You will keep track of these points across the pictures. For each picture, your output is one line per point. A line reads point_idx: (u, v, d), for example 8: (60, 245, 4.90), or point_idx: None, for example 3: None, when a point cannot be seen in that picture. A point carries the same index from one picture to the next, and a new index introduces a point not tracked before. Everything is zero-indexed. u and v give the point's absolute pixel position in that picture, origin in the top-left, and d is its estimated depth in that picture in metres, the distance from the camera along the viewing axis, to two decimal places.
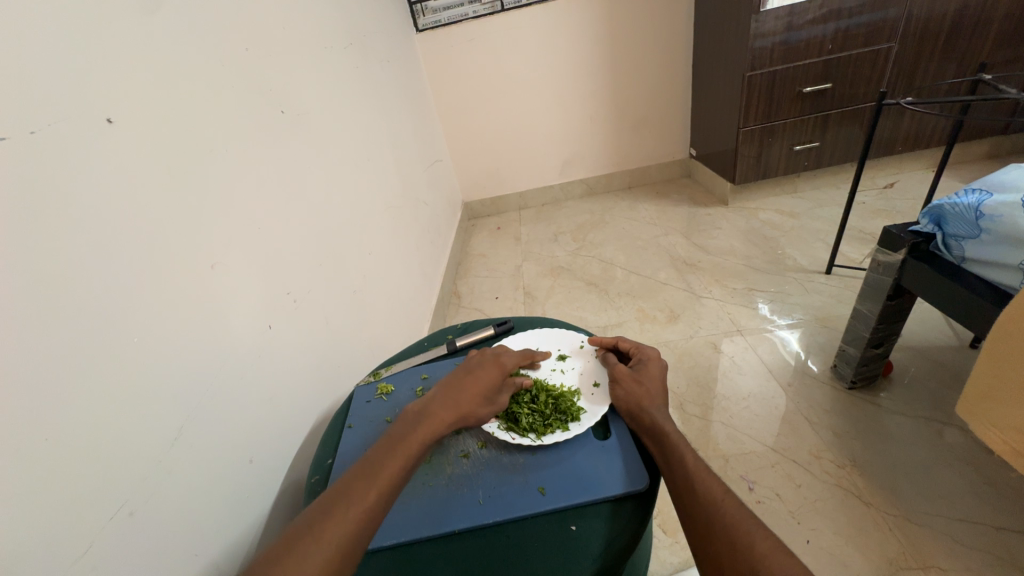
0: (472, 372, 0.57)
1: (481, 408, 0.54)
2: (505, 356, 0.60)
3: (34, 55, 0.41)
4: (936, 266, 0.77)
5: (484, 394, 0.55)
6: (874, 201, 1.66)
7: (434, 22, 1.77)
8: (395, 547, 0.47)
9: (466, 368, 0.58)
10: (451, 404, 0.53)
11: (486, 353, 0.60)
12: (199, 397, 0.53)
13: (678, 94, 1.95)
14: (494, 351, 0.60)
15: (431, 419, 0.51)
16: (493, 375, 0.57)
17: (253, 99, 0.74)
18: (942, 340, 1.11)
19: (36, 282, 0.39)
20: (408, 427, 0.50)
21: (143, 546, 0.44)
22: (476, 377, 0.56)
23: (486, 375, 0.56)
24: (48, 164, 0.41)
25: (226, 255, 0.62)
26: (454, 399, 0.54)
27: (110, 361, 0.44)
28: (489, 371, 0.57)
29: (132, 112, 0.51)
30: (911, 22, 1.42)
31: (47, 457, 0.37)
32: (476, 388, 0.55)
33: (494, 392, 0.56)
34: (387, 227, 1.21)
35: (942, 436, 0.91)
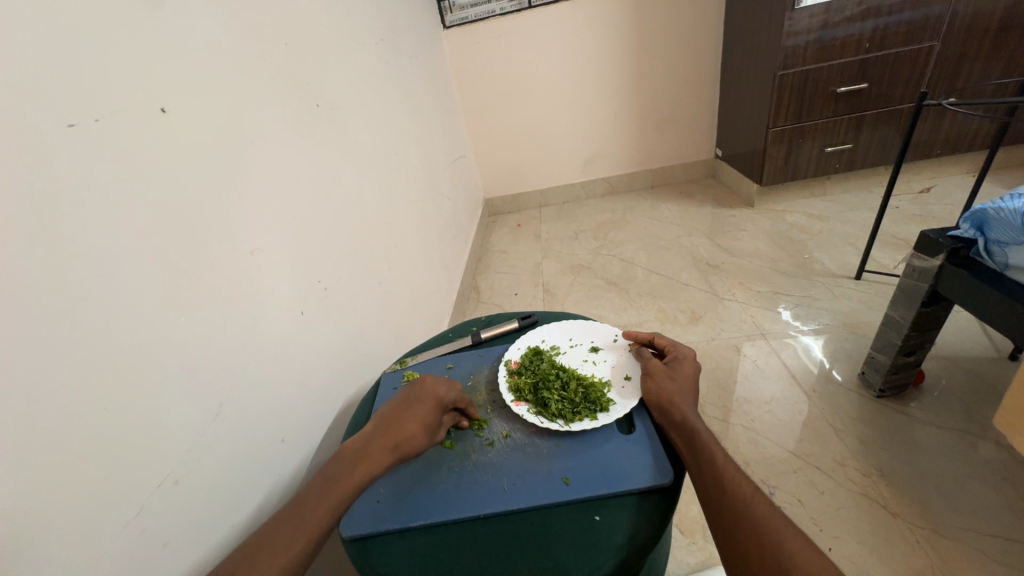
0: (410, 408, 0.54)
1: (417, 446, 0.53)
2: (443, 386, 0.58)
3: (98, 48, 0.44)
4: (975, 273, 0.75)
5: (421, 433, 0.54)
6: (908, 206, 1.60)
7: (461, 18, 1.79)
8: (421, 527, 0.49)
9: (401, 399, 0.56)
10: (389, 444, 0.51)
11: (424, 384, 0.57)
12: (237, 377, 0.56)
13: (705, 92, 1.92)
14: (431, 379, 0.58)
15: (365, 462, 0.49)
16: (431, 410, 0.55)
17: (290, 91, 0.76)
18: (978, 350, 1.07)
19: (98, 259, 0.41)
20: (346, 464, 0.49)
21: (188, 512, 0.47)
22: (411, 410, 0.54)
23: (424, 409, 0.55)
24: (111, 149, 0.44)
25: (263, 242, 0.64)
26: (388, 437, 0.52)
27: (161, 338, 0.46)
28: (427, 405, 0.55)
29: (183, 103, 0.53)
30: (955, 19, 1.36)
31: (105, 424, 0.40)
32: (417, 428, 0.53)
33: (432, 429, 0.55)
34: (412, 219, 1.23)
35: (976, 450, 0.88)
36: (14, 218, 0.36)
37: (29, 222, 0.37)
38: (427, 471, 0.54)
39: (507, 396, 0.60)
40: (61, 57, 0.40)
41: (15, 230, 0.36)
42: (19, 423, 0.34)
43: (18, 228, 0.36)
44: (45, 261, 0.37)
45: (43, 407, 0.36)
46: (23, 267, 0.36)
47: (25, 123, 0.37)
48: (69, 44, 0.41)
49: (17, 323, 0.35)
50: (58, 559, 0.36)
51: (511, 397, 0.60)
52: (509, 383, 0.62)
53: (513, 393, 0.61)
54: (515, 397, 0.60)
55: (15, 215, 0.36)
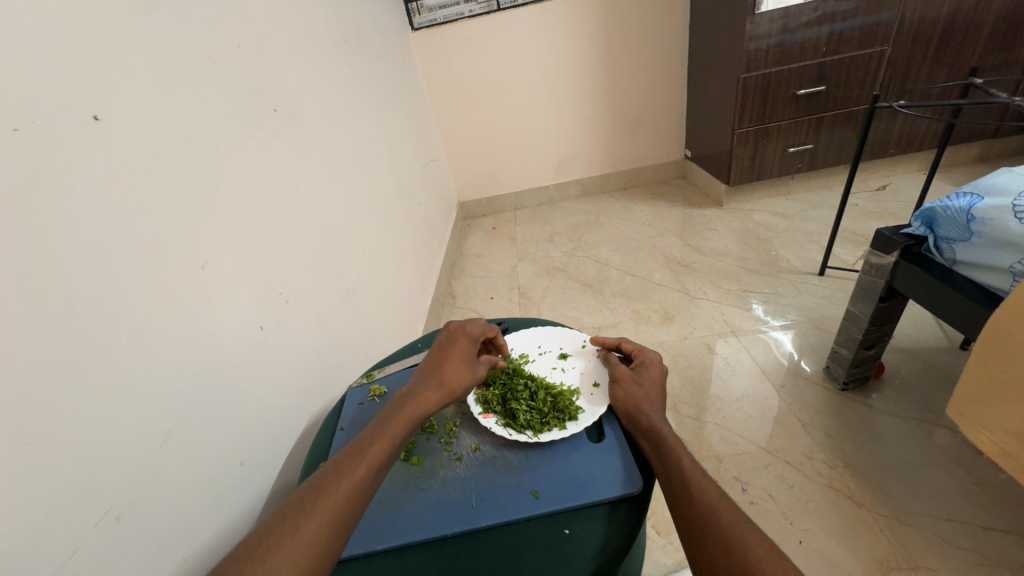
0: (450, 348, 0.58)
1: (463, 379, 0.56)
2: (472, 325, 0.62)
3: (18, 51, 0.40)
4: (927, 269, 0.78)
5: (463, 366, 0.57)
6: (866, 203, 1.67)
7: (430, 21, 1.76)
8: (387, 551, 0.47)
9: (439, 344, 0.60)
10: (436, 381, 0.54)
11: (453, 326, 0.62)
12: (188, 401, 0.53)
13: (673, 94, 1.96)
14: (462, 322, 0.62)
15: (417, 397, 0.53)
16: (468, 347, 0.59)
17: (243, 97, 0.72)
18: (932, 341, 1.12)
19: (19, 283, 0.38)
20: (398, 406, 0.52)
21: (134, 548, 0.44)
22: (447, 350, 0.58)
23: (461, 346, 0.58)
24: (36, 162, 0.41)
25: (215, 256, 0.61)
26: (435, 375, 0.55)
27: (100, 363, 0.43)
28: (463, 342, 0.59)
29: (119, 110, 0.50)
30: (903, 25, 1.43)
31: (36, 458, 0.37)
32: (457, 362, 0.57)
33: (471, 362, 0.58)
34: (381, 226, 1.20)
35: (933, 437, 0.92)
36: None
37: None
38: (394, 490, 0.52)
39: (475, 409, 0.59)
40: None
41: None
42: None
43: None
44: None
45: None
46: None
47: None
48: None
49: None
50: None
51: (478, 409, 0.58)
52: (476, 394, 0.61)
53: (481, 405, 0.59)
54: (482, 410, 0.59)
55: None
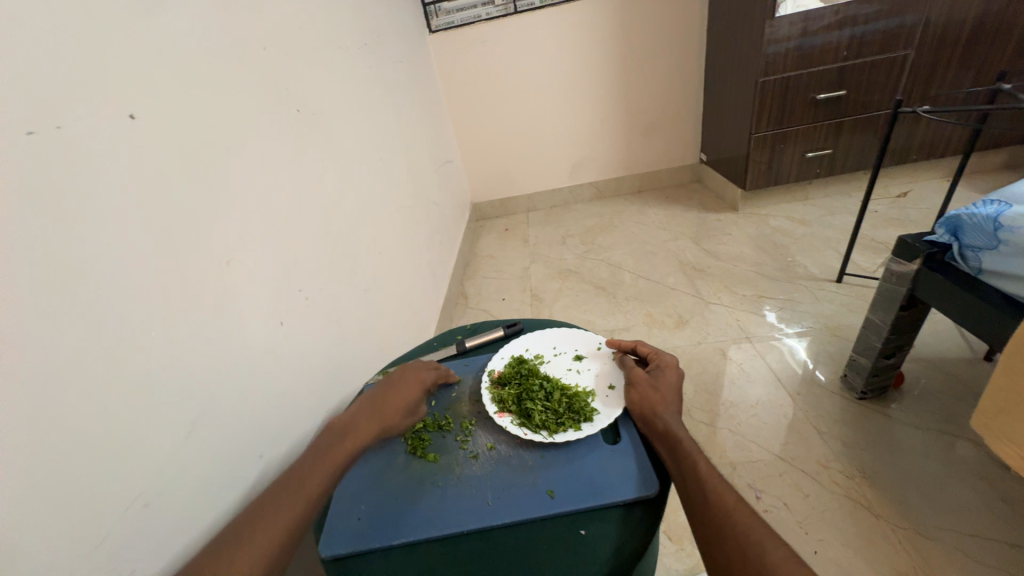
0: (395, 385, 0.59)
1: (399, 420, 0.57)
2: (425, 368, 0.63)
3: (62, 52, 0.42)
4: (951, 277, 0.76)
5: (404, 407, 0.58)
6: (886, 210, 1.64)
7: (447, 23, 1.78)
8: (404, 545, 0.47)
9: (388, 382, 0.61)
10: (373, 419, 0.55)
11: (407, 367, 0.63)
12: (213, 392, 0.54)
13: (689, 97, 1.95)
14: (415, 364, 0.63)
15: (351, 433, 0.54)
16: (414, 388, 0.60)
17: (267, 97, 0.74)
18: (955, 352, 1.10)
19: (60, 273, 0.40)
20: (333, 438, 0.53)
21: (160, 534, 0.45)
22: (393, 389, 0.59)
23: (408, 388, 0.59)
24: (75, 159, 0.42)
25: (240, 252, 0.63)
26: (374, 413, 0.56)
27: (130, 355, 0.45)
28: (410, 384, 0.60)
29: (152, 109, 0.51)
30: (927, 29, 1.40)
31: (68, 446, 0.38)
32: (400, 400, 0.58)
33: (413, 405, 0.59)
34: (397, 226, 1.22)
35: (955, 450, 0.90)
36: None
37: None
38: (410, 486, 0.53)
39: (490, 407, 0.59)
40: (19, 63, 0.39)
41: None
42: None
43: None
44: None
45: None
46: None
47: None
48: (23, 45, 0.39)
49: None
50: None
51: (494, 408, 0.59)
52: (492, 393, 0.61)
53: (496, 404, 0.60)
54: (497, 408, 0.59)
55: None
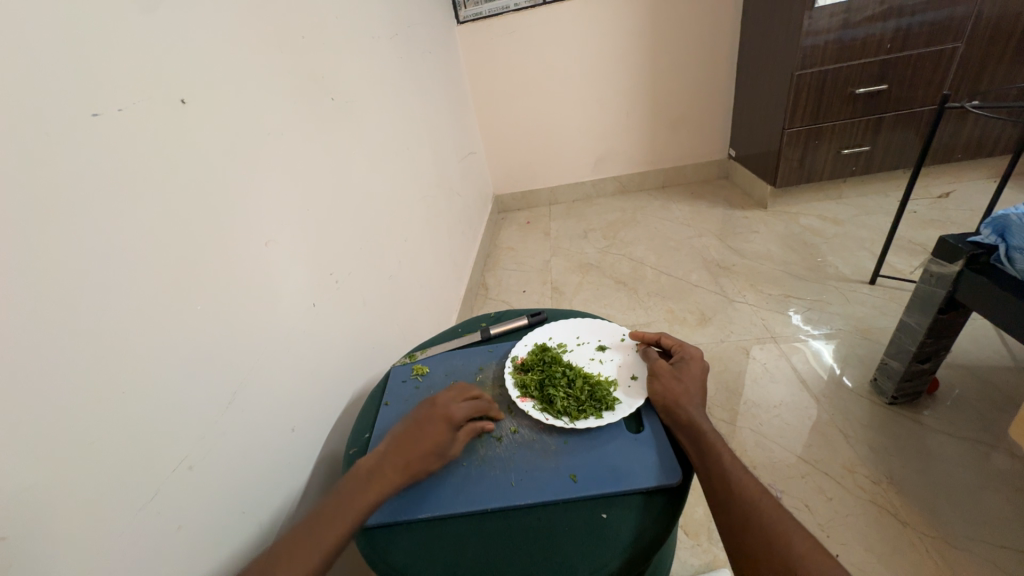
0: (417, 428, 0.52)
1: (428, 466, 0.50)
2: (454, 405, 0.54)
3: (119, 38, 0.44)
4: (996, 280, 0.73)
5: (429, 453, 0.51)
6: (926, 211, 1.57)
7: (475, 14, 1.79)
8: (430, 519, 0.49)
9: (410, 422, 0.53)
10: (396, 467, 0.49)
11: (433, 402, 0.54)
12: (250, 368, 0.57)
13: (720, 91, 1.90)
14: (442, 399, 0.55)
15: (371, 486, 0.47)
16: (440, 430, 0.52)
17: (304, 85, 0.76)
18: (994, 359, 1.05)
19: (117, 247, 0.42)
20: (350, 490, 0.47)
21: (203, 495, 0.48)
22: (418, 433, 0.51)
23: (433, 430, 0.51)
24: (130, 139, 0.44)
25: (277, 234, 0.65)
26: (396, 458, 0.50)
27: (176, 327, 0.47)
28: (437, 426, 0.52)
29: (202, 96, 0.54)
30: (981, 20, 1.33)
31: (122, 406, 0.41)
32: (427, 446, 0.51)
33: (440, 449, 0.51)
34: (422, 214, 1.24)
35: (990, 460, 0.87)
36: (23, 206, 0.35)
37: (38, 208, 0.36)
38: None
39: (513, 392, 0.60)
40: (83, 49, 0.41)
41: (23, 216, 0.35)
42: (28, 411, 0.34)
43: (30, 217, 0.36)
44: (57, 249, 0.37)
45: (55, 398, 0.36)
46: (32, 253, 0.36)
47: (47, 110, 0.37)
48: (83, 29, 0.41)
49: (25, 312, 0.35)
50: (70, 545, 0.36)
51: (516, 393, 0.60)
52: (515, 378, 0.63)
53: (519, 389, 0.61)
54: (520, 393, 0.60)
55: (25, 201, 0.35)
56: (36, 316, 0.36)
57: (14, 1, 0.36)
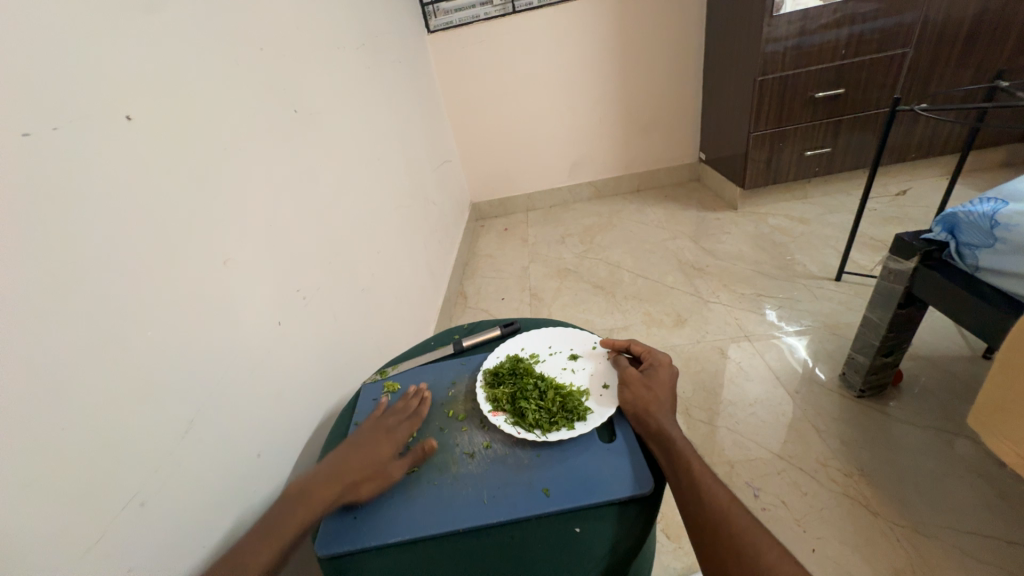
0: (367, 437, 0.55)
1: (370, 476, 0.52)
2: (397, 415, 0.58)
3: (52, 53, 0.42)
4: (948, 275, 0.76)
5: (377, 459, 0.53)
6: (885, 208, 1.64)
7: (446, 23, 1.79)
8: (400, 544, 0.48)
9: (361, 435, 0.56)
10: (342, 474, 0.51)
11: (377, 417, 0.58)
12: (208, 396, 0.54)
13: (688, 95, 1.94)
14: (389, 414, 0.59)
15: (318, 490, 0.49)
16: (385, 438, 0.55)
17: (265, 101, 0.75)
18: (953, 350, 1.10)
19: (51, 275, 0.39)
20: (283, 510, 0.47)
21: (157, 532, 0.45)
22: (365, 439, 0.55)
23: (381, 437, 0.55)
24: (67, 161, 0.42)
25: (237, 252, 0.63)
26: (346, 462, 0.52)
27: (125, 355, 0.44)
28: (383, 433, 0.56)
29: (149, 111, 0.52)
30: (926, 26, 1.40)
31: (64, 447, 0.38)
32: (370, 456, 0.53)
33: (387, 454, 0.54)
34: (396, 225, 1.22)
35: (953, 447, 0.90)
36: None
37: None
38: (405, 486, 0.53)
39: (484, 406, 0.60)
40: (10, 66, 0.38)
41: None
42: None
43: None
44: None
45: None
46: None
47: None
48: (14, 47, 0.39)
49: None
50: None
51: (488, 407, 0.59)
52: (487, 393, 0.62)
53: (491, 403, 0.60)
54: (492, 408, 0.59)
55: None
56: None
57: None
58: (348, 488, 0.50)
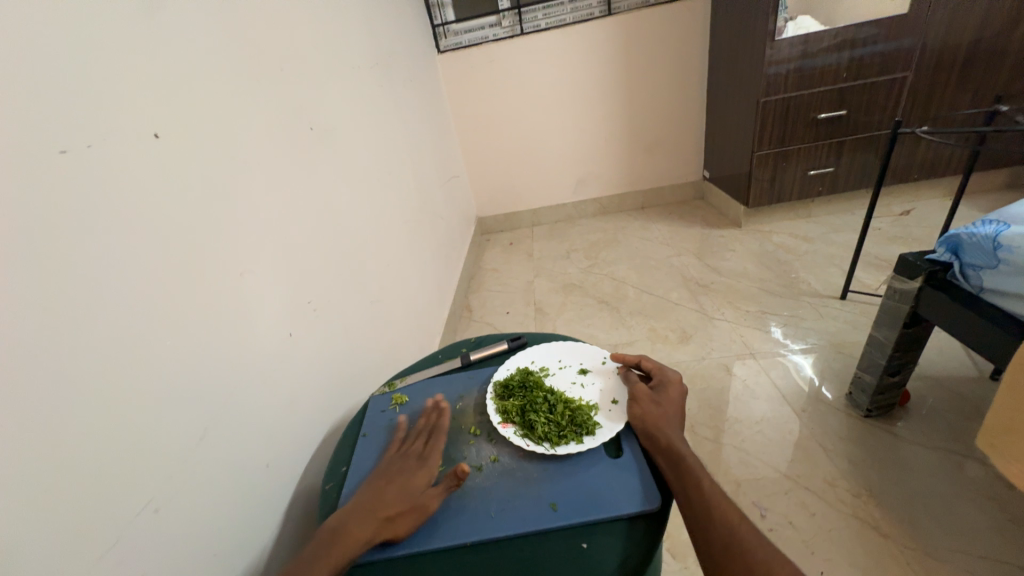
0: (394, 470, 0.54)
1: (400, 507, 0.50)
2: (420, 444, 0.58)
3: (91, 75, 0.44)
4: (953, 295, 0.77)
5: (406, 490, 0.51)
6: (889, 227, 1.65)
7: (456, 44, 1.85)
8: (408, 556, 0.48)
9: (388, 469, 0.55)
10: (373, 508, 0.49)
11: (403, 448, 0.57)
12: (221, 405, 0.55)
13: (692, 115, 1.98)
14: (414, 443, 0.58)
15: (351, 526, 0.48)
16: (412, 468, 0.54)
17: (284, 118, 0.77)
18: (961, 370, 1.09)
19: (80, 284, 0.41)
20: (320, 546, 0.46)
21: (170, 540, 0.46)
22: (393, 471, 0.53)
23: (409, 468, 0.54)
24: (101, 175, 0.44)
25: (253, 264, 0.65)
26: (375, 496, 0.50)
27: (145, 363, 0.46)
28: (410, 466, 0.54)
29: (176, 128, 0.54)
30: (926, 51, 1.43)
31: (85, 452, 0.39)
32: (399, 488, 0.51)
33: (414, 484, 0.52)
34: (404, 239, 1.25)
35: (963, 469, 0.89)
36: None
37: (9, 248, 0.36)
38: None
39: (494, 418, 0.60)
40: (51, 88, 0.41)
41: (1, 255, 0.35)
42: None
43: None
44: (21, 290, 0.36)
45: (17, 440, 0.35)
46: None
47: (13, 148, 0.37)
48: (57, 70, 0.41)
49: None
50: None
51: (497, 419, 0.60)
52: (497, 404, 0.62)
53: (500, 415, 0.61)
54: (502, 419, 0.60)
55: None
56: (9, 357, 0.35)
57: None
58: (381, 526, 0.48)
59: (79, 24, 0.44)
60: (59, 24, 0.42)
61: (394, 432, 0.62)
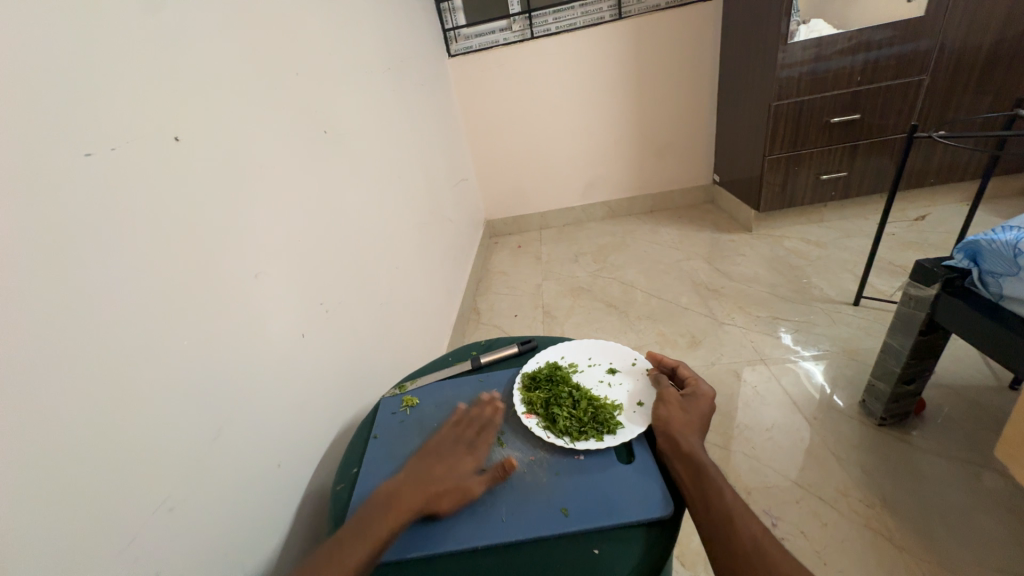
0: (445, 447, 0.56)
1: (450, 485, 0.51)
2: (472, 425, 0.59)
3: (115, 80, 0.46)
4: (970, 302, 0.75)
5: (455, 469, 0.53)
6: (904, 233, 1.63)
7: (466, 48, 1.87)
8: (417, 559, 0.48)
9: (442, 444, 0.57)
10: (425, 482, 0.51)
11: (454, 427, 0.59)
12: (235, 404, 0.56)
13: (702, 118, 1.97)
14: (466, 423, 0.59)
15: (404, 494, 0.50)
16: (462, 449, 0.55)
17: (299, 122, 0.79)
18: (979, 379, 1.07)
19: (103, 284, 0.42)
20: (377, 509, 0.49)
21: (183, 537, 0.46)
22: (444, 449, 0.55)
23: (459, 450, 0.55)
24: (125, 177, 0.45)
25: (267, 265, 0.65)
26: (428, 471, 0.53)
27: (162, 362, 0.47)
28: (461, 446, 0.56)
29: (196, 131, 0.55)
30: (942, 54, 1.41)
31: (104, 448, 0.40)
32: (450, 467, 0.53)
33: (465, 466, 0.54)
34: (414, 242, 1.25)
35: (981, 480, 0.87)
36: (18, 248, 0.36)
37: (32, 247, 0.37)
38: None
39: (519, 407, 0.62)
40: (77, 92, 0.42)
41: (26, 255, 0.36)
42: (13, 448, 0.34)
43: (19, 255, 0.36)
44: (45, 290, 0.37)
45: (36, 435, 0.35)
46: (24, 294, 0.36)
47: (41, 150, 0.38)
48: (83, 74, 0.42)
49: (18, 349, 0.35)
50: None
51: (522, 408, 0.62)
52: (523, 395, 0.64)
53: (525, 405, 0.62)
54: (526, 409, 0.62)
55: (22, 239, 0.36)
56: (31, 353, 0.36)
57: (24, 55, 0.37)
58: (431, 498, 0.50)
59: (104, 29, 0.45)
60: (87, 29, 0.43)
61: (427, 424, 0.63)
